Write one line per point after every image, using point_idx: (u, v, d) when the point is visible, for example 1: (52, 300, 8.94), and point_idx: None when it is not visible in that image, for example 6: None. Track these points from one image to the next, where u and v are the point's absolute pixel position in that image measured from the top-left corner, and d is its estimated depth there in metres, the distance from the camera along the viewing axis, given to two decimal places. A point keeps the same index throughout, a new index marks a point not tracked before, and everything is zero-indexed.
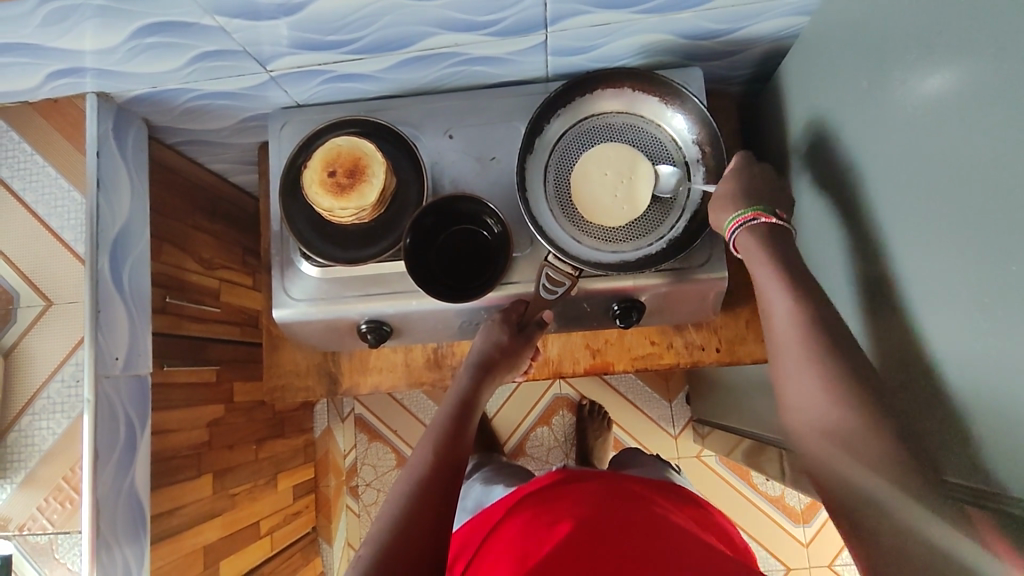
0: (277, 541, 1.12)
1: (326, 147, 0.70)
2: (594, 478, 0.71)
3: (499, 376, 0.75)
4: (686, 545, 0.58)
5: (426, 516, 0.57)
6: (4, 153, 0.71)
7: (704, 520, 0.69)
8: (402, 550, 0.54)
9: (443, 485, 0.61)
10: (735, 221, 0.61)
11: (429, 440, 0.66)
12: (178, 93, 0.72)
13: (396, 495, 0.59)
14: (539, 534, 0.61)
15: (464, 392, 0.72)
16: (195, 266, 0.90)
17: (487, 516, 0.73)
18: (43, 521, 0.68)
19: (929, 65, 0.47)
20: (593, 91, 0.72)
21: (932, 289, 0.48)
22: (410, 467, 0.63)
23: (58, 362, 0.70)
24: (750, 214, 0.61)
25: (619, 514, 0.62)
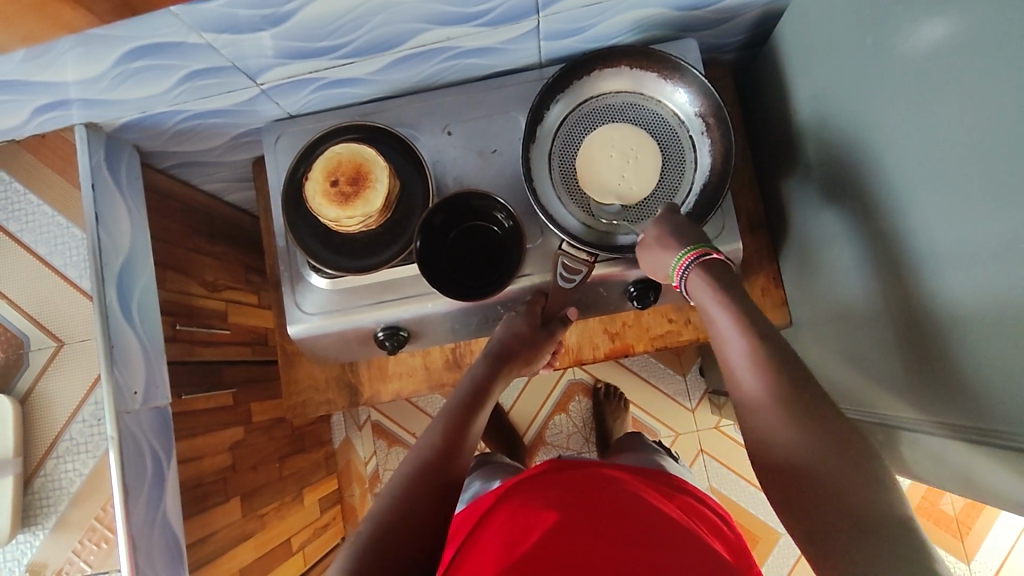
0: (309, 556, 1.11)
1: (326, 156, 0.68)
2: (593, 467, 0.69)
3: (512, 368, 0.73)
4: (682, 536, 0.56)
5: (429, 487, 0.55)
6: (5, 201, 0.71)
7: (695, 510, 0.66)
8: (401, 523, 0.52)
9: (450, 463, 0.59)
10: (686, 257, 0.60)
11: (438, 423, 0.63)
12: (168, 116, 0.70)
13: (396, 476, 0.57)
14: (526, 521, 0.58)
15: (477, 377, 0.70)
16: (201, 289, 0.88)
17: (477, 507, 0.69)
18: (80, 563, 0.68)
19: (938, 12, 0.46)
20: (591, 72, 0.71)
21: (961, 239, 0.48)
22: (417, 443, 0.61)
23: (77, 403, 0.70)
24: (700, 250, 0.60)
25: (626, 505, 0.59)
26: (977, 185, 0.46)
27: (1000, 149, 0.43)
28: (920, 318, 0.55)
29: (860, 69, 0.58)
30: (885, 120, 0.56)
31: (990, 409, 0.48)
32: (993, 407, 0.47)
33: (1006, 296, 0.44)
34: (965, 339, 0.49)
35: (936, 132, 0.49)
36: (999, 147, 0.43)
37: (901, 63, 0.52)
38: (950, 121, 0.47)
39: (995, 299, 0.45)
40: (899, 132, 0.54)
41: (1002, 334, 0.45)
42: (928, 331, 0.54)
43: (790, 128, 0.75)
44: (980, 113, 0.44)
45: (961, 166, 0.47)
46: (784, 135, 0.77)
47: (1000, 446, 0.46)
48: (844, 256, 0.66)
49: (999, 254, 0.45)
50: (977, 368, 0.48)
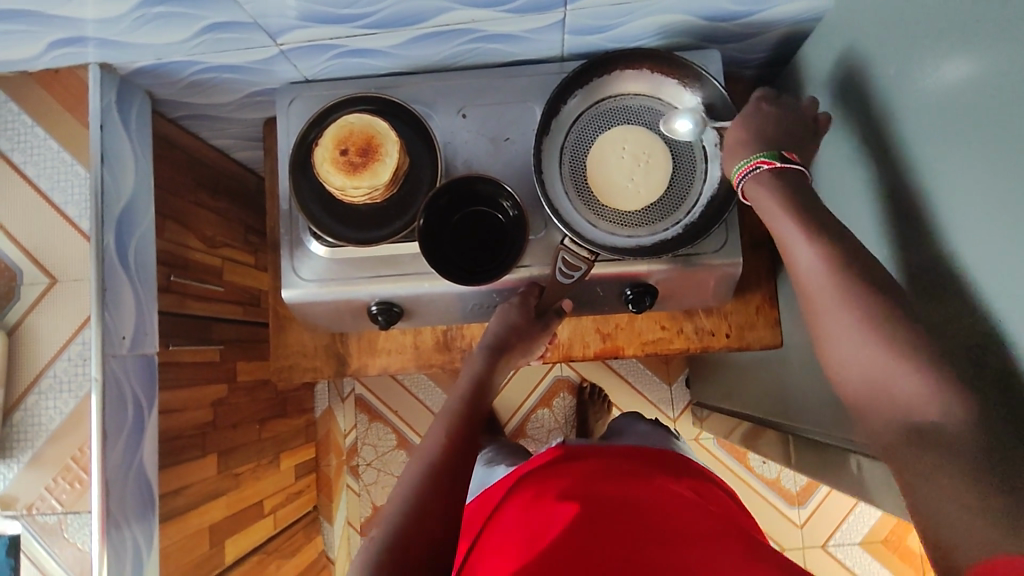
0: (280, 520, 1.12)
1: (337, 125, 0.68)
2: (595, 456, 0.69)
3: (512, 361, 0.73)
4: (697, 522, 0.56)
5: (439, 488, 0.56)
6: (4, 124, 0.70)
7: (707, 490, 0.66)
8: (415, 527, 0.52)
9: (456, 460, 0.59)
10: (741, 171, 0.59)
11: (441, 422, 0.64)
12: (183, 66, 0.70)
13: (406, 480, 0.57)
14: (541, 516, 0.58)
15: (477, 372, 0.71)
16: (198, 243, 0.88)
17: (489, 502, 0.69)
18: (52, 501, 0.68)
19: (953, 53, 0.46)
20: (612, 71, 0.71)
21: (953, 281, 0.48)
22: (422, 446, 0.61)
23: (63, 341, 0.69)
24: (754, 162, 0.58)
25: (630, 495, 0.59)
26: (969, 229, 0.46)
27: (997, 198, 0.43)
28: None
29: (875, 100, 0.58)
30: (893, 153, 0.56)
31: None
32: None
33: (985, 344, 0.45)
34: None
35: (936, 171, 0.49)
36: (997, 195, 0.43)
37: (911, 100, 0.52)
38: (948, 162, 0.48)
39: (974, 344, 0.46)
40: (905, 168, 0.54)
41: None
42: None
43: None
44: (980, 158, 0.44)
45: (957, 210, 0.47)
46: None
47: None
48: None
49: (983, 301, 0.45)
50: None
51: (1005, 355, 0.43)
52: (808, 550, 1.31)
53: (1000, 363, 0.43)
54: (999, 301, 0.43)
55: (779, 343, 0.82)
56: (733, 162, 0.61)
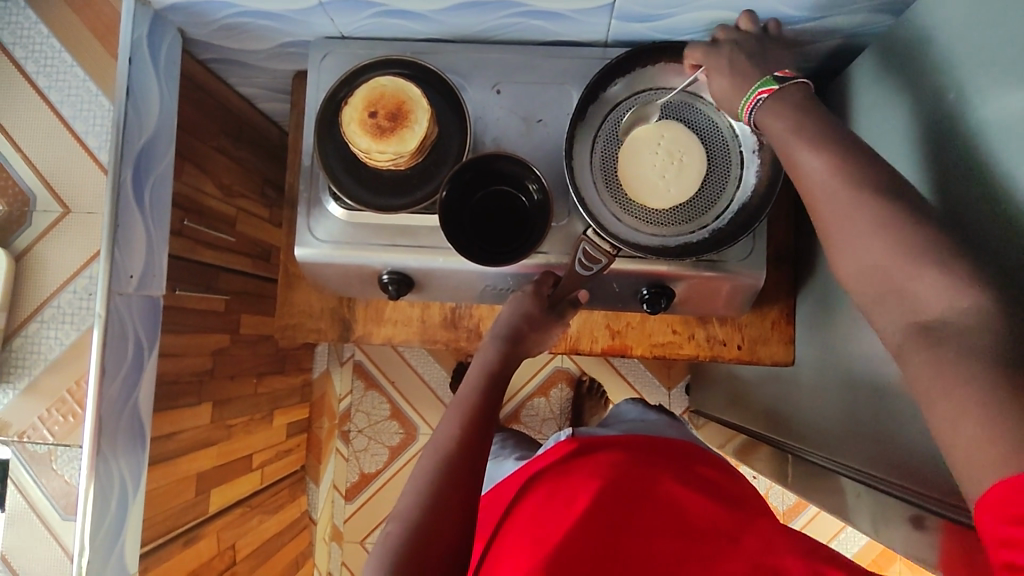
0: (267, 476, 1.12)
1: (369, 85, 0.66)
2: (610, 448, 0.66)
3: (528, 350, 0.70)
4: (720, 539, 0.54)
5: (454, 496, 0.54)
6: (32, 46, 0.69)
7: (731, 483, 0.64)
8: (432, 540, 0.51)
9: (471, 459, 0.56)
10: (746, 105, 0.53)
11: (455, 413, 0.60)
12: (219, 7, 0.68)
13: (419, 479, 0.55)
14: (553, 525, 0.56)
15: (489, 363, 0.66)
16: (215, 190, 0.87)
17: (505, 497, 0.67)
18: (43, 431, 0.69)
19: (1020, 82, 0.44)
20: (656, 64, 0.69)
21: None
22: (436, 441, 0.58)
23: (73, 271, 0.70)
24: (754, 95, 0.53)
25: (640, 499, 0.57)
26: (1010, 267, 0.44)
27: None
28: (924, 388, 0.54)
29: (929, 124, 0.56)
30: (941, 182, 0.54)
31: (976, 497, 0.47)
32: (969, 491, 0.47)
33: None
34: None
35: (982, 206, 0.47)
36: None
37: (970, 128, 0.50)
38: (998, 195, 0.46)
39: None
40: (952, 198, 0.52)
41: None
42: None
43: None
44: None
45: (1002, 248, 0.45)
46: None
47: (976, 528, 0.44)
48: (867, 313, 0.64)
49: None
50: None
51: None
52: None
53: None
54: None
55: (791, 360, 0.81)
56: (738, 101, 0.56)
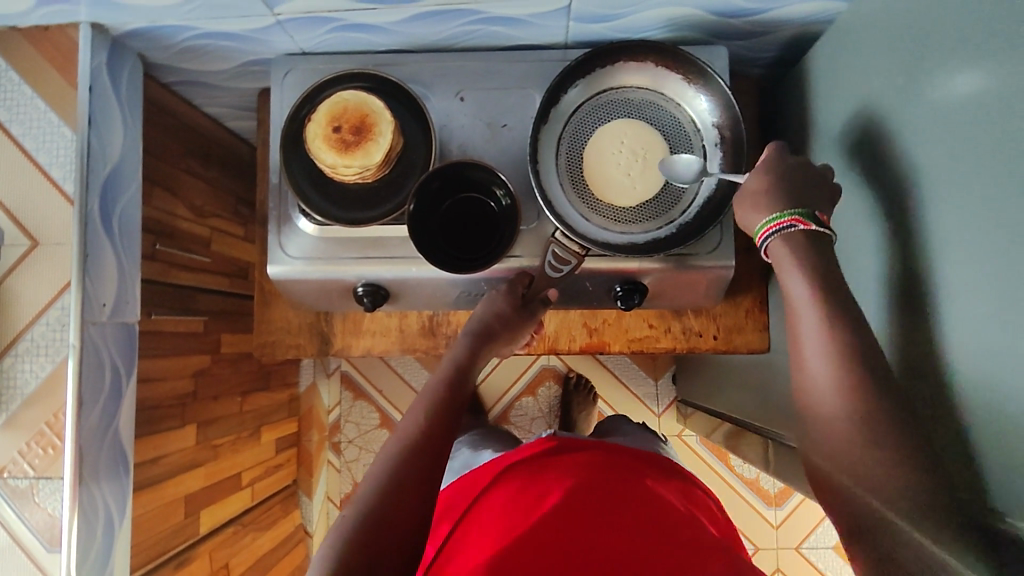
0: (258, 493, 1.12)
1: (332, 100, 0.67)
2: (584, 448, 0.69)
3: (497, 347, 0.73)
4: (675, 530, 0.56)
5: (416, 480, 0.56)
6: None
7: (691, 494, 0.67)
8: (392, 513, 0.53)
9: (434, 444, 0.59)
10: (767, 226, 0.58)
11: (422, 403, 0.64)
12: (178, 30, 0.68)
13: (383, 459, 0.57)
14: (527, 515, 0.57)
15: (459, 358, 0.69)
16: (187, 212, 0.87)
17: (471, 482, 0.68)
18: (24, 465, 0.67)
19: (970, 70, 0.45)
20: (615, 63, 0.69)
21: (947, 297, 0.48)
22: (401, 430, 0.61)
23: (43, 305, 0.67)
24: (786, 220, 0.57)
25: (609, 493, 0.60)
26: (971, 250, 0.46)
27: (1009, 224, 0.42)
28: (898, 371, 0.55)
29: (885, 112, 0.57)
30: (900, 167, 0.55)
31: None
32: None
33: (982, 375, 0.44)
34: (937, 404, 0.49)
35: (942, 191, 0.49)
36: (1008, 219, 0.42)
37: (927, 116, 0.51)
38: (955, 180, 0.47)
39: (971, 373, 0.45)
40: (912, 183, 0.53)
41: (971, 407, 0.45)
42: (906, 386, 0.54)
43: (805, 154, 0.74)
44: (993, 181, 0.43)
45: (960, 231, 0.47)
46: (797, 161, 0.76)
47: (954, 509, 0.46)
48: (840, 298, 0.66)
49: (982, 331, 0.44)
50: (941, 435, 0.48)
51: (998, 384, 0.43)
52: (781, 552, 1.32)
53: (992, 390, 0.43)
54: (1000, 329, 0.43)
55: (766, 348, 0.81)
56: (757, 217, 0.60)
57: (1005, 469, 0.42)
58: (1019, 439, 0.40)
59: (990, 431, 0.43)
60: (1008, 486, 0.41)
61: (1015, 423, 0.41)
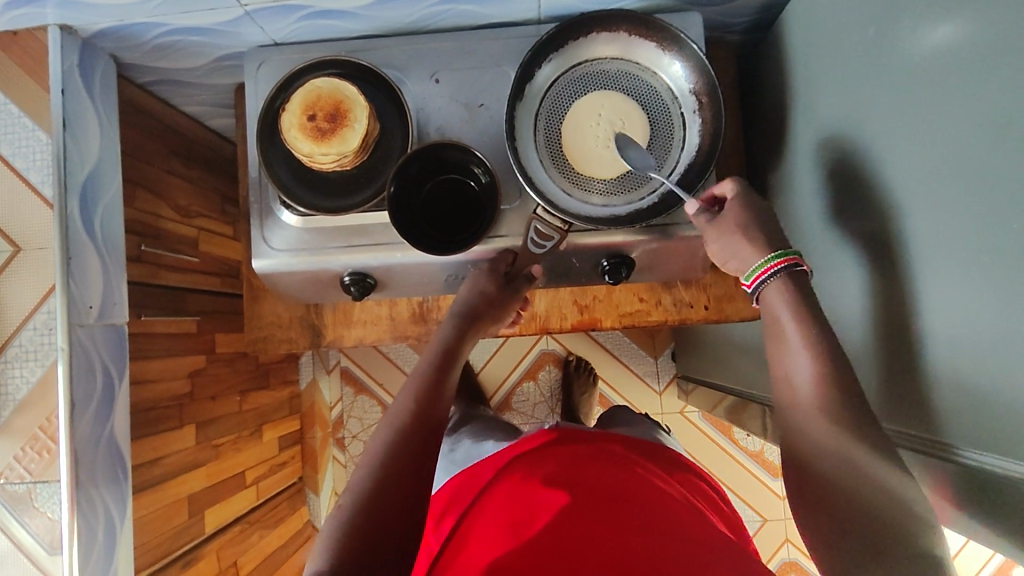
0: (263, 491, 1.13)
1: (305, 89, 0.66)
2: (584, 441, 0.69)
3: (482, 329, 0.74)
4: (672, 514, 0.57)
5: (409, 462, 0.56)
6: None
7: (692, 486, 0.68)
8: (388, 497, 0.53)
9: (426, 428, 0.59)
10: (768, 265, 0.59)
11: (411, 388, 0.64)
12: (148, 27, 0.67)
13: (375, 446, 0.57)
14: (529, 506, 0.57)
15: (446, 338, 0.70)
16: (172, 213, 0.87)
17: (473, 479, 0.68)
18: (21, 470, 0.68)
19: (947, 15, 0.44)
20: (586, 34, 0.68)
21: (934, 249, 0.48)
22: (391, 414, 0.61)
23: (29, 311, 0.68)
24: (789, 258, 0.59)
25: (612, 480, 0.60)
26: (956, 196, 0.45)
27: (992, 167, 0.41)
28: (890, 327, 0.55)
29: (862, 66, 0.56)
30: (880, 121, 0.54)
31: (945, 425, 0.48)
32: (942, 423, 0.48)
33: (976, 322, 0.44)
34: (934, 356, 0.49)
35: (926, 140, 0.48)
36: (990, 162, 0.41)
37: (904, 65, 0.50)
38: (938, 129, 0.46)
39: (965, 320, 0.45)
40: (895, 134, 0.52)
41: (966, 355, 0.45)
42: (899, 341, 0.54)
43: (786, 117, 0.73)
44: (974, 123, 0.43)
45: (944, 179, 0.46)
46: (778, 125, 0.75)
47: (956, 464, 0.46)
48: (829, 258, 0.65)
49: (973, 279, 0.44)
50: (941, 386, 0.48)
51: (992, 332, 0.42)
52: (790, 522, 1.32)
53: (986, 338, 0.43)
54: (992, 274, 0.42)
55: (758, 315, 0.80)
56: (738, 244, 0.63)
57: (1003, 414, 0.41)
58: (1016, 383, 0.40)
59: (985, 381, 0.43)
60: (1011, 431, 0.41)
61: (1009, 368, 0.41)
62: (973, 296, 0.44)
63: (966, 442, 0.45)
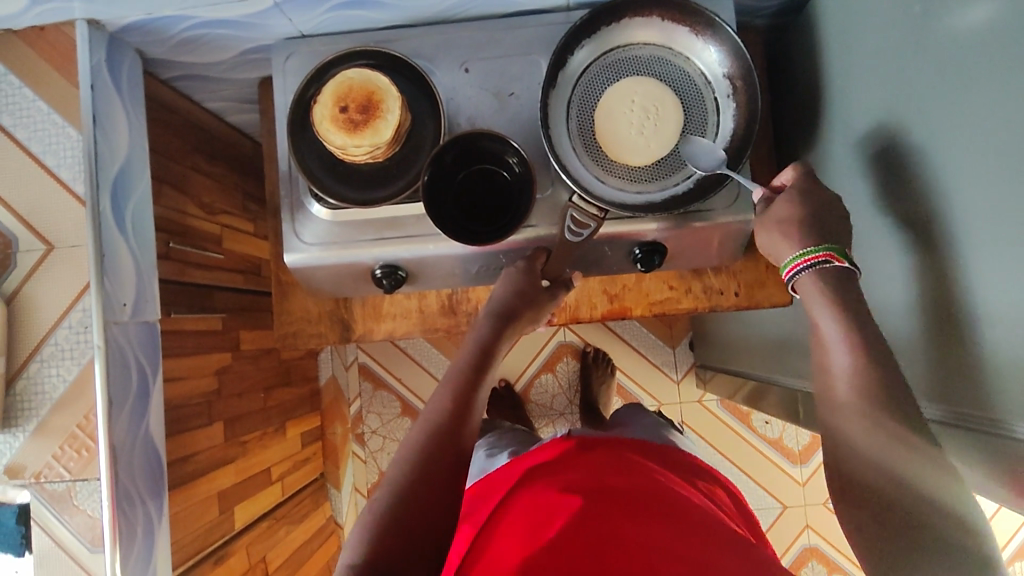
0: (288, 487, 1.13)
1: (337, 80, 0.66)
2: (605, 451, 0.69)
3: (518, 329, 0.72)
4: (700, 523, 0.56)
5: (440, 472, 0.55)
6: None
7: (717, 497, 0.67)
8: (421, 499, 0.53)
9: (459, 430, 0.59)
10: (805, 258, 0.59)
11: (444, 389, 0.63)
12: (175, 21, 0.67)
13: (409, 446, 0.57)
14: (545, 510, 0.58)
15: (482, 338, 0.69)
16: (197, 210, 0.86)
17: (494, 488, 0.69)
18: (60, 469, 0.67)
19: None
20: (619, 20, 0.67)
21: (979, 227, 0.48)
22: (426, 414, 0.61)
23: (64, 309, 0.67)
24: (822, 255, 0.58)
25: (634, 488, 0.60)
26: (1004, 174, 0.45)
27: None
28: (931, 308, 0.55)
29: (900, 45, 0.56)
30: (919, 102, 0.54)
31: (996, 403, 0.47)
32: (994, 402, 0.48)
33: None
34: (981, 335, 0.49)
35: (970, 118, 0.48)
36: None
37: (944, 43, 0.50)
38: (983, 107, 0.46)
39: (1014, 297, 0.45)
40: (936, 114, 0.52)
41: (1018, 333, 0.45)
42: (944, 321, 0.53)
43: (817, 101, 0.73)
44: (1022, 99, 0.42)
45: (991, 156, 0.46)
46: (809, 109, 0.75)
47: (1012, 442, 0.46)
48: (864, 240, 0.65)
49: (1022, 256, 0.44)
50: (991, 365, 0.48)
51: None
52: (811, 508, 1.32)
53: None
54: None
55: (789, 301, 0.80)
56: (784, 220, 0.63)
57: None
58: None
59: None
60: None
61: None
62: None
63: (1020, 419, 0.45)
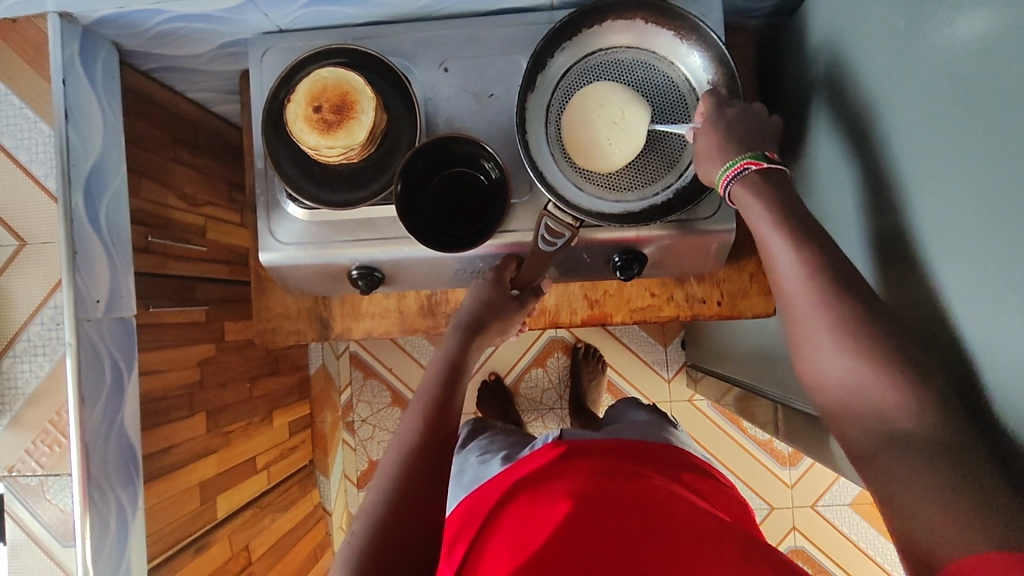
0: (274, 475, 1.14)
1: (311, 79, 0.64)
2: (592, 455, 0.69)
3: (485, 341, 0.73)
4: (689, 517, 0.56)
5: (420, 491, 0.55)
6: None
7: (707, 490, 0.68)
8: (396, 521, 0.53)
9: (434, 447, 0.59)
10: (726, 173, 0.58)
11: (417, 409, 0.63)
12: (147, 15, 0.66)
13: (386, 468, 0.57)
14: (537, 518, 0.58)
15: (451, 353, 0.69)
16: (178, 202, 0.86)
17: (482, 503, 0.68)
18: (32, 463, 0.68)
19: (979, 9, 0.42)
20: (601, 23, 0.65)
21: (951, 255, 0.46)
22: (398, 438, 0.60)
23: (37, 304, 0.67)
24: (740, 163, 0.57)
25: (620, 490, 0.60)
26: (976, 204, 0.43)
27: (1006, 173, 0.40)
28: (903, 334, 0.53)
29: (885, 58, 0.54)
30: (899, 118, 0.52)
31: None
32: None
33: (994, 336, 0.42)
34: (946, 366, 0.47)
35: (948, 142, 0.46)
36: (1011, 171, 0.39)
37: (927, 62, 0.48)
38: (961, 132, 0.44)
39: (977, 331, 0.43)
40: (913, 134, 0.50)
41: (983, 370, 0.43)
42: None
43: (806, 107, 0.70)
44: (998, 127, 0.41)
45: (964, 186, 0.44)
46: (798, 115, 0.72)
47: None
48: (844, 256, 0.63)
49: (993, 291, 0.42)
50: None
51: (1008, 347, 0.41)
52: (798, 510, 1.32)
53: (1002, 352, 0.41)
54: (1004, 286, 0.41)
55: (771, 312, 0.79)
56: (723, 178, 0.59)
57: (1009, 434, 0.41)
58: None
59: (996, 396, 0.42)
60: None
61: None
62: (991, 310, 0.42)
63: None
